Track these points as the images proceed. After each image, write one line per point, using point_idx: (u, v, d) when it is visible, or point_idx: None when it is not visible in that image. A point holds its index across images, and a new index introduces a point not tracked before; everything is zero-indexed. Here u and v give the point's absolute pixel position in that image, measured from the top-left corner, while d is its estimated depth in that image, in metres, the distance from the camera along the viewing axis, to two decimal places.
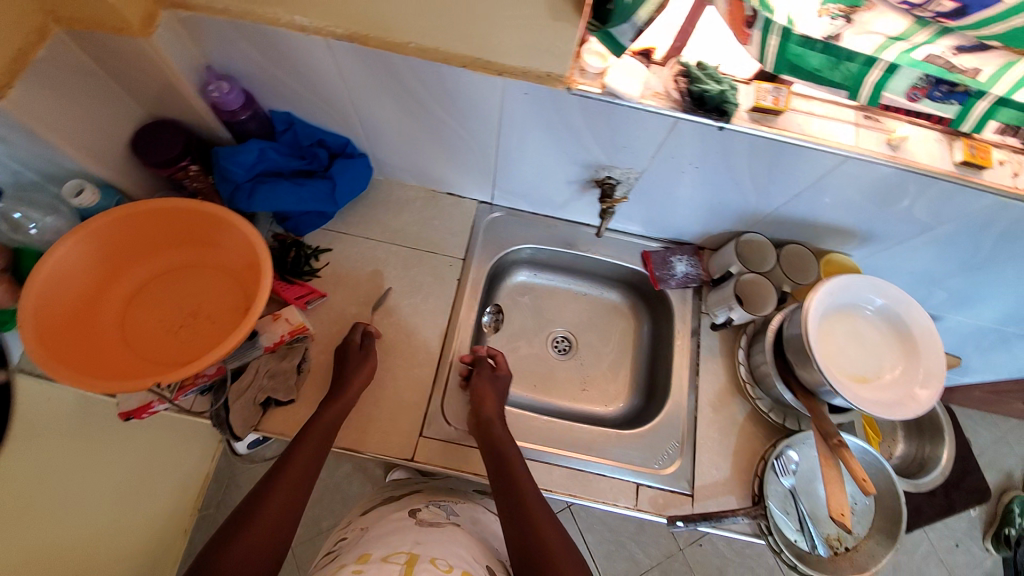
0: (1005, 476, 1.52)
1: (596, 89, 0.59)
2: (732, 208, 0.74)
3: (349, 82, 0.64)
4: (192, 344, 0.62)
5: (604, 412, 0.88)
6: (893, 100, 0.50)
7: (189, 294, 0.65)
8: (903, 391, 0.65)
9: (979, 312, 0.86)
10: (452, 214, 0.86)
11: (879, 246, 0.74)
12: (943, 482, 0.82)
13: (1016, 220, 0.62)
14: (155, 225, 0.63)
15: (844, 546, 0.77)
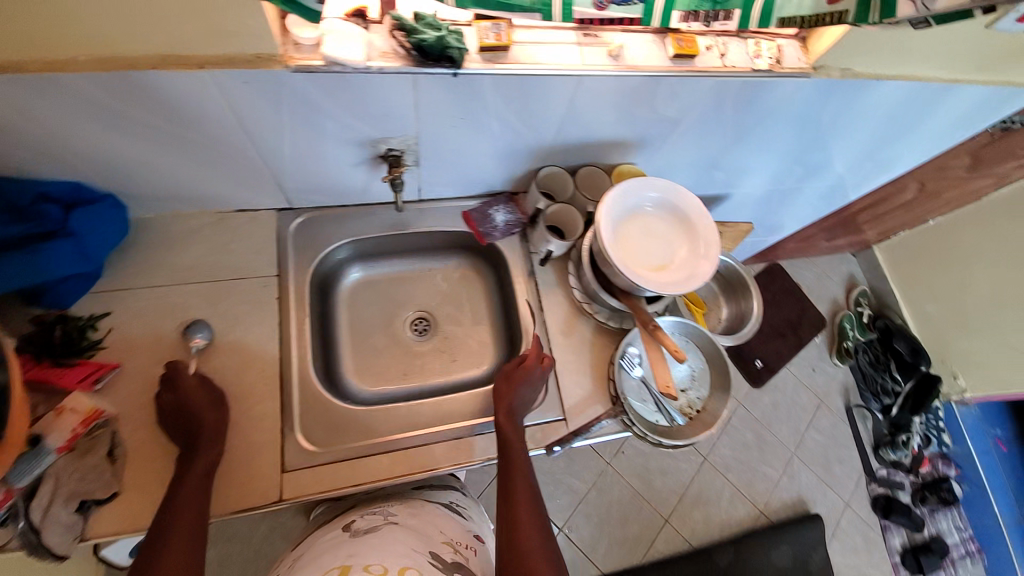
0: (833, 304, 1.83)
1: (317, 62, 0.56)
2: (518, 147, 0.79)
3: (37, 121, 0.58)
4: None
5: (475, 375, 0.91)
6: (587, 12, 0.54)
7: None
8: (692, 269, 0.76)
9: (753, 176, 1.07)
10: (249, 232, 0.82)
11: (653, 150, 0.87)
12: (759, 325, 0.95)
13: (734, 95, 0.76)
14: None
15: (695, 410, 0.84)
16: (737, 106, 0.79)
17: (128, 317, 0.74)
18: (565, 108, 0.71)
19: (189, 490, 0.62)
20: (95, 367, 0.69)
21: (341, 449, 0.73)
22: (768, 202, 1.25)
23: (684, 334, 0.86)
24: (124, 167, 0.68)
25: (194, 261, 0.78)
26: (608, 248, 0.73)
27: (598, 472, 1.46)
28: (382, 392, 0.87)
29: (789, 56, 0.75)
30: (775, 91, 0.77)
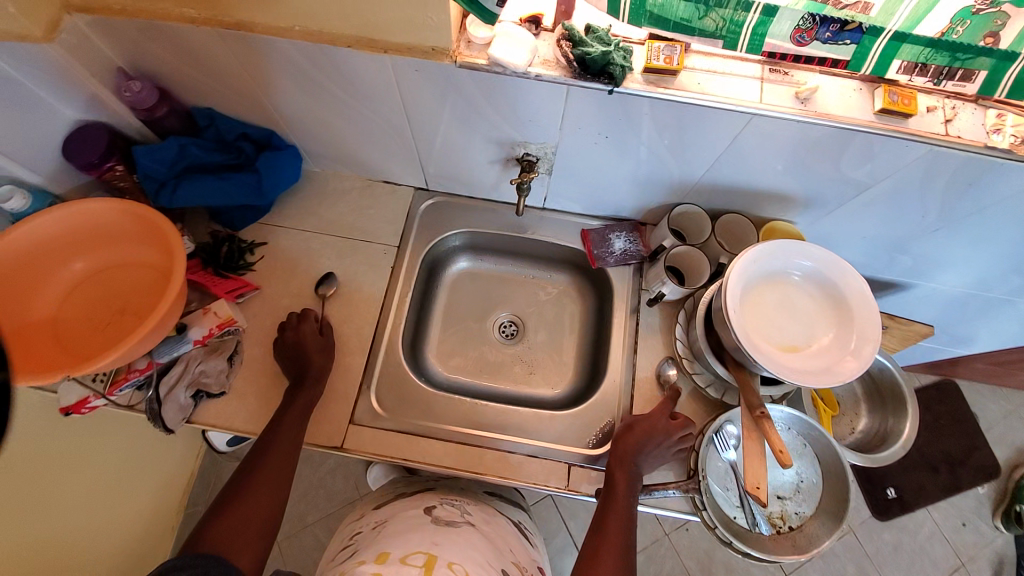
0: (1019, 452, 1.43)
1: (481, 61, 0.58)
2: (658, 178, 0.74)
3: (256, 77, 0.69)
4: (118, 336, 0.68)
5: (547, 395, 0.88)
6: (781, 46, 0.47)
7: (117, 292, 0.71)
8: (831, 365, 0.63)
9: (949, 272, 0.86)
10: (387, 202, 0.90)
11: (820, 212, 0.74)
12: (903, 455, 0.75)
13: (956, 170, 0.60)
14: (90, 226, 0.69)
15: (788, 525, 0.70)
16: (952, 185, 0.63)
17: (276, 250, 0.86)
18: (724, 146, 0.64)
19: (287, 422, 0.69)
20: (242, 284, 0.81)
21: (406, 422, 0.76)
22: (958, 306, 1.00)
23: (803, 434, 0.73)
24: (308, 126, 0.78)
25: (337, 216, 0.88)
26: (733, 311, 0.64)
27: (652, 540, 1.31)
28: (454, 381, 0.89)
29: None
30: (1007, 179, 0.61)
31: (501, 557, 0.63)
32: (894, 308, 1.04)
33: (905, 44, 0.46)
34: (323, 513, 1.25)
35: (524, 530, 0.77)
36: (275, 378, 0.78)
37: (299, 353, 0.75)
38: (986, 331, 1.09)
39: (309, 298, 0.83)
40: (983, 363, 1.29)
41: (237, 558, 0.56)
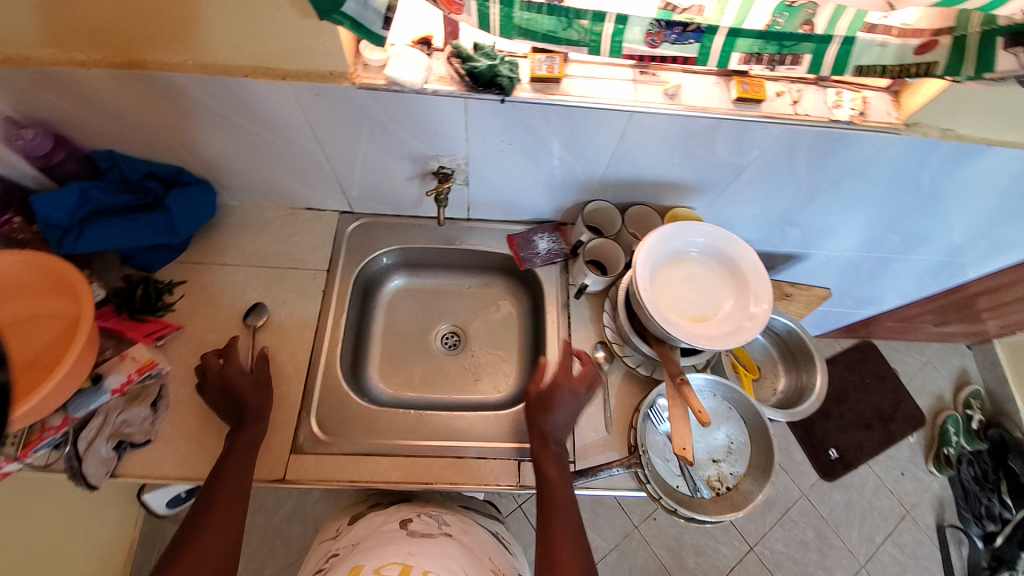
0: (937, 400, 1.58)
1: (379, 81, 0.61)
2: (568, 178, 0.79)
3: (158, 114, 0.69)
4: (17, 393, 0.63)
5: (493, 399, 0.90)
6: (637, 49, 0.53)
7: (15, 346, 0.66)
8: (735, 327, 0.69)
9: (836, 238, 0.97)
10: (314, 228, 0.90)
11: (713, 195, 0.82)
12: (818, 405, 0.82)
13: (810, 146, 0.70)
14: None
15: (726, 486, 0.74)
16: (812, 157, 0.73)
17: (199, 287, 0.84)
18: (616, 143, 0.70)
19: (239, 452, 0.67)
20: (162, 326, 0.79)
21: (351, 443, 0.75)
22: (853, 269, 1.12)
23: (727, 398, 0.78)
24: (222, 160, 0.78)
25: (263, 246, 0.88)
26: (642, 289, 0.70)
27: (623, 535, 1.33)
28: (400, 398, 0.89)
29: (876, 109, 0.67)
30: (855, 146, 0.70)
31: (478, 564, 0.63)
32: (802, 278, 1.15)
33: (739, 37, 0.52)
34: (282, 563, 1.17)
35: (501, 539, 0.76)
36: (206, 417, 0.75)
37: (232, 393, 0.70)
38: (883, 290, 1.23)
39: (238, 331, 0.82)
40: (890, 321, 1.44)
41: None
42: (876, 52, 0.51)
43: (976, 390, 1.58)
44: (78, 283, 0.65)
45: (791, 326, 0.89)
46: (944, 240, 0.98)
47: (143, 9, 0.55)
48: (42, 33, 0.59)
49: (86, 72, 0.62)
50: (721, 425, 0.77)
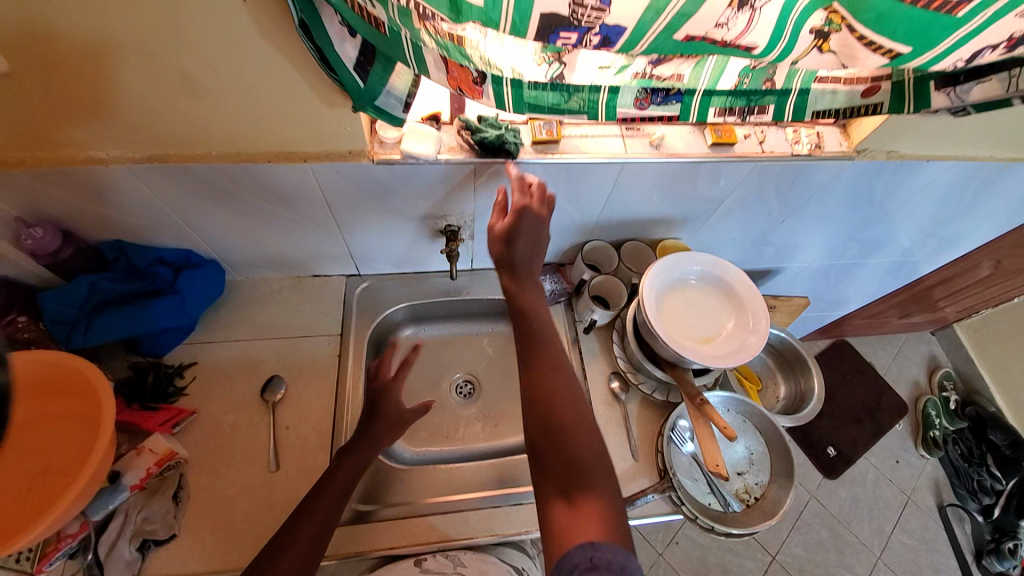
0: (914, 386, 1.69)
1: (395, 156, 0.66)
2: (566, 224, 0.85)
3: (171, 201, 0.70)
4: (42, 501, 0.64)
5: (516, 443, 0.91)
6: (629, 111, 0.61)
7: (36, 451, 0.67)
8: (739, 346, 0.74)
9: (806, 251, 1.07)
10: (322, 294, 0.92)
11: (697, 226, 0.90)
12: (820, 407, 0.88)
13: (778, 177, 0.79)
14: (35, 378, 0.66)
15: (754, 496, 0.78)
16: (780, 186, 0.82)
17: (210, 367, 0.83)
18: (610, 190, 0.77)
19: (341, 474, 0.69)
20: (176, 412, 0.77)
21: (387, 508, 0.74)
22: (823, 277, 1.22)
23: (740, 412, 0.82)
24: (231, 239, 0.80)
25: (272, 318, 0.88)
26: (653, 317, 0.74)
27: (650, 565, 1.32)
28: (424, 456, 0.89)
29: (830, 141, 0.77)
30: (818, 172, 0.79)
31: None
32: (780, 289, 1.24)
33: (714, 96, 0.60)
34: None
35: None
36: (232, 502, 0.73)
37: (377, 423, 0.75)
38: (851, 292, 1.34)
39: (256, 407, 0.81)
40: (860, 318, 1.55)
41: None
42: (829, 97, 0.60)
43: (948, 372, 1.72)
44: (99, 387, 0.67)
45: (783, 336, 0.96)
46: (899, 243, 1.10)
47: (170, 112, 0.58)
48: (60, 138, 0.60)
49: (106, 169, 0.63)
50: (739, 438, 0.81)
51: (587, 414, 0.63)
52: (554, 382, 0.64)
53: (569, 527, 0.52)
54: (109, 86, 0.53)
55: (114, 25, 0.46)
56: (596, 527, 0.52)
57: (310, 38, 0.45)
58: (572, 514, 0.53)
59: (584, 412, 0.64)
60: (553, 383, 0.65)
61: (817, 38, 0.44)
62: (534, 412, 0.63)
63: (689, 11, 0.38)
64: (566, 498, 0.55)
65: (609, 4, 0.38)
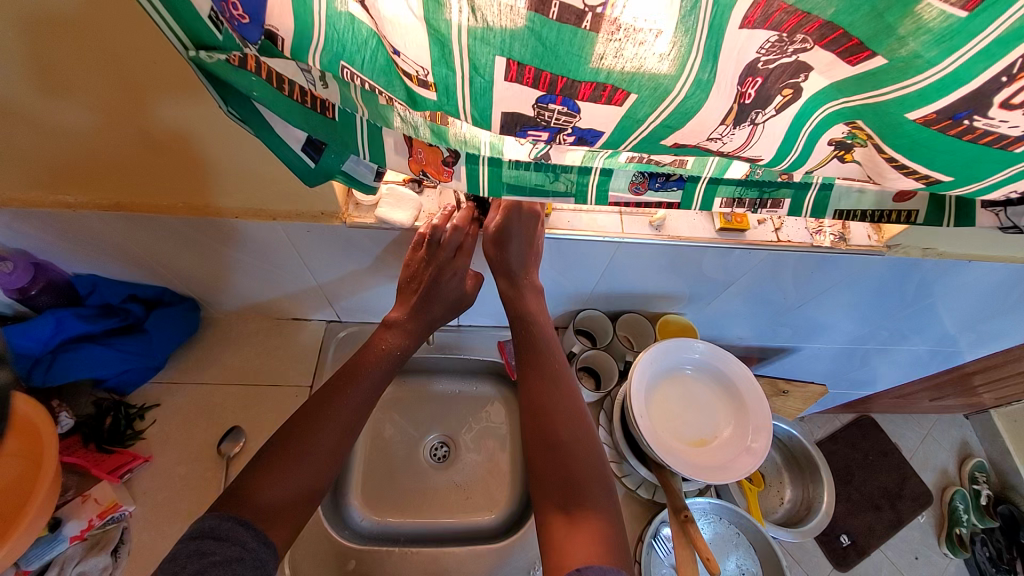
0: (943, 474, 1.50)
1: (370, 220, 0.62)
2: (559, 293, 0.80)
3: (141, 243, 0.68)
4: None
5: (487, 521, 0.84)
6: (622, 195, 0.53)
7: None
8: (734, 458, 0.67)
9: (823, 334, 0.98)
10: (297, 339, 0.89)
11: (700, 305, 0.84)
12: (828, 522, 0.80)
13: (792, 266, 0.72)
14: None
15: None
16: (798, 274, 0.74)
17: (172, 410, 0.81)
18: (605, 266, 0.72)
19: None
20: (129, 458, 0.74)
21: None
22: (845, 358, 1.11)
23: (734, 523, 0.73)
24: (205, 281, 0.78)
25: (242, 363, 0.86)
26: (639, 416, 0.67)
27: None
28: (385, 527, 0.82)
29: (857, 232, 0.70)
30: (842, 265, 0.72)
31: None
32: (794, 368, 1.14)
33: (720, 184, 0.52)
34: None
35: None
36: None
37: (438, 301, 0.68)
38: (878, 374, 1.22)
39: (214, 457, 0.78)
40: (888, 398, 1.40)
41: (272, 534, 0.52)
42: (855, 197, 0.53)
43: (980, 462, 1.51)
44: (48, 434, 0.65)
45: (794, 433, 0.89)
46: (931, 333, 0.99)
47: (133, 160, 0.56)
48: (29, 180, 0.58)
49: (73, 214, 0.61)
50: (730, 554, 0.72)
51: (587, 427, 0.63)
52: (548, 398, 0.64)
53: (565, 544, 0.54)
54: (73, 136, 0.52)
55: (73, 74, 0.45)
56: (597, 546, 0.53)
57: (257, 136, 0.41)
58: (570, 530, 0.55)
59: (582, 424, 0.63)
60: (549, 397, 0.64)
61: (837, 149, 0.37)
62: (532, 427, 0.63)
63: (672, 124, 0.32)
64: (565, 511, 0.57)
65: (579, 110, 0.32)
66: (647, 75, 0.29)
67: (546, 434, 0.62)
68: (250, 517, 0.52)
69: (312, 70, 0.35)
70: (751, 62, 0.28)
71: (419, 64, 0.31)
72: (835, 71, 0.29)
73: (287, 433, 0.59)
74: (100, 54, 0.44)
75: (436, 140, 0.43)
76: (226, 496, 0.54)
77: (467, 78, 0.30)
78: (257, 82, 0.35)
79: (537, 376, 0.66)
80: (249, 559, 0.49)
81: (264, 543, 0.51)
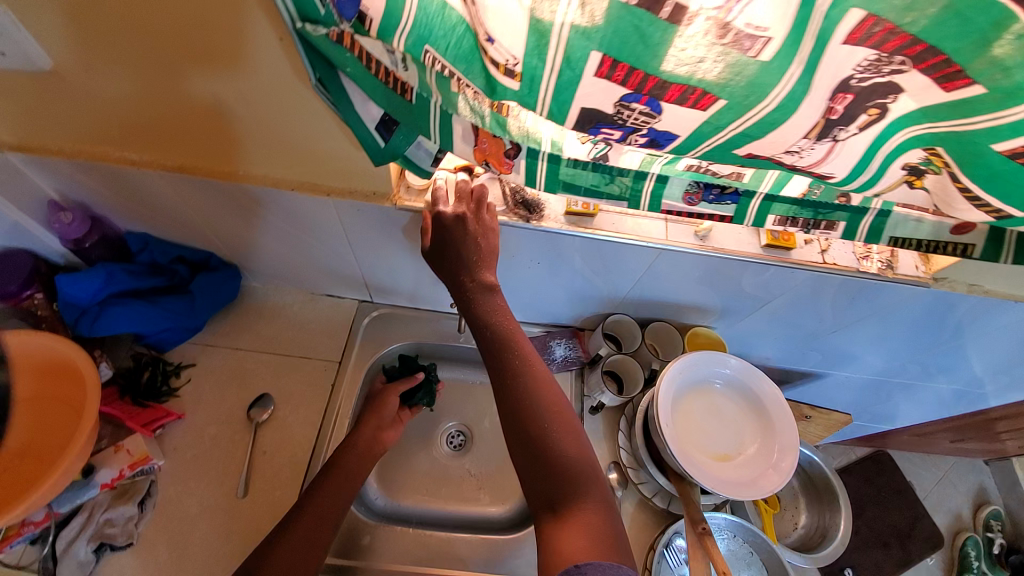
0: (956, 518, 1.39)
1: (418, 204, 0.64)
2: (592, 294, 0.80)
3: (195, 206, 0.70)
4: (13, 487, 0.62)
5: (496, 512, 0.85)
6: (675, 205, 0.53)
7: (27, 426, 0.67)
8: (757, 476, 0.66)
9: (852, 362, 0.96)
10: (328, 315, 0.91)
11: (732, 320, 0.83)
12: (843, 551, 0.78)
13: (834, 290, 0.71)
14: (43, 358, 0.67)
15: None
16: (838, 299, 0.73)
17: (206, 371, 0.83)
18: (643, 271, 0.72)
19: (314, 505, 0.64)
20: (163, 414, 0.77)
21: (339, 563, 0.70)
22: (870, 389, 1.09)
23: (749, 541, 0.73)
24: (248, 249, 0.80)
25: (274, 333, 0.88)
26: (665, 424, 0.67)
27: None
28: (398, 507, 0.84)
29: (905, 262, 0.69)
30: (885, 294, 0.71)
31: None
32: (815, 393, 1.12)
33: (776, 202, 0.52)
34: None
35: None
36: (194, 522, 0.71)
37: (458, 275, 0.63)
38: (900, 409, 1.19)
39: (241, 421, 0.80)
40: (908, 435, 1.35)
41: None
42: (913, 225, 0.52)
43: (996, 509, 1.41)
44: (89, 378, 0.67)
45: (814, 458, 0.88)
46: (965, 373, 0.96)
47: (198, 124, 0.58)
48: (100, 135, 0.61)
49: (134, 171, 0.63)
50: (742, 572, 0.71)
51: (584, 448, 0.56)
52: (533, 391, 0.57)
53: (557, 542, 0.50)
54: (149, 98, 0.55)
55: (155, 40, 0.47)
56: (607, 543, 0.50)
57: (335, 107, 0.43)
58: None
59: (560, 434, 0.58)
60: (537, 390, 0.57)
61: (910, 174, 0.37)
62: (513, 426, 0.56)
63: (752, 133, 0.32)
64: (551, 510, 0.53)
65: (662, 112, 0.33)
66: (741, 82, 0.29)
67: (532, 437, 0.55)
68: None
69: (395, 52, 0.37)
70: (844, 78, 0.29)
71: (510, 54, 0.31)
72: (926, 95, 0.29)
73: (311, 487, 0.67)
74: (186, 22, 0.45)
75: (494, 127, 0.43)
76: None
77: (556, 70, 0.31)
78: (350, 59, 0.38)
79: (521, 365, 0.58)
80: None
81: None
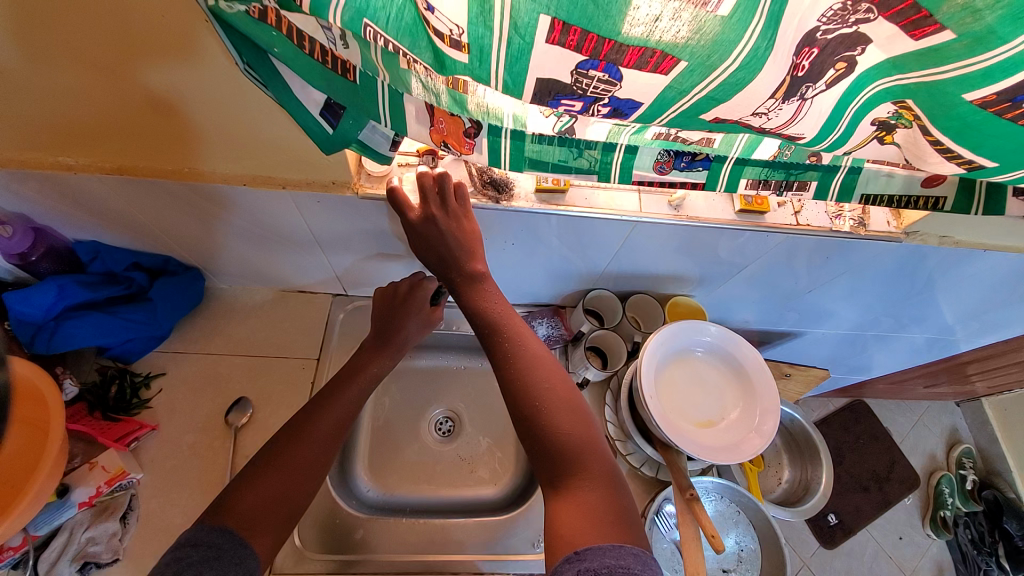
0: (930, 459, 1.46)
1: (380, 191, 0.61)
2: (570, 272, 0.79)
3: (144, 210, 0.66)
4: None
5: (490, 495, 0.85)
6: (646, 175, 0.51)
7: None
8: (741, 439, 0.67)
9: (828, 319, 0.98)
10: (302, 312, 0.88)
11: (711, 287, 0.83)
12: (825, 502, 0.81)
13: (809, 250, 0.71)
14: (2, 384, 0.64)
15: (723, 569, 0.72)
16: (812, 260, 0.74)
17: (179, 380, 0.80)
18: (619, 245, 0.71)
19: None
20: (135, 427, 0.74)
21: (332, 560, 0.69)
22: (847, 344, 1.11)
23: (735, 501, 0.75)
24: (208, 250, 0.76)
25: (247, 334, 0.85)
26: (649, 397, 0.67)
27: None
28: (390, 498, 0.83)
29: (877, 218, 0.69)
30: (859, 251, 0.71)
31: None
32: (795, 352, 1.15)
33: (747, 166, 0.50)
34: None
35: None
36: (182, 533, 0.70)
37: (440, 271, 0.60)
38: (874, 361, 1.22)
39: (220, 427, 0.78)
40: (883, 384, 1.40)
41: (252, 541, 0.49)
42: (883, 181, 0.51)
43: (968, 448, 1.49)
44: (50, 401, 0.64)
45: (795, 415, 0.90)
46: (934, 322, 0.98)
47: (131, 119, 0.53)
48: (26, 139, 0.56)
49: (72, 176, 0.59)
50: (731, 531, 0.74)
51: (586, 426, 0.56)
52: (529, 369, 0.57)
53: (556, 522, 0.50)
54: (68, 94, 0.50)
55: (63, 30, 0.42)
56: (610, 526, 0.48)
57: (274, 96, 0.40)
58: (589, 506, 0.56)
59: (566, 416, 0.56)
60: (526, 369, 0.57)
61: (880, 130, 0.35)
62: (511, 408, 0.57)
63: (718, 96, 0.31)
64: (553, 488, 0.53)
65: (622, 78, 0.31)
66: (702, 41, 0.27)
67: (529, 417, 0.55)
68: (254, 499, 0.51)
69: (333, 28, 0.34)
70: (809, 31, 0.27)
71: (454, 22, 0.29)
72: (894, 45, 0.28)
73: (303, 420, 0.59)
74: (99, 8, 0.40)
75: (451, 105, 0.40)
76: (226, 496, 0.52)
77: (505, 39, 0.29)
78: (277, 38, 0.34)
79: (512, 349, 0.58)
80: (227, 557, 0.46)
81: (242, 543, 0.48)
